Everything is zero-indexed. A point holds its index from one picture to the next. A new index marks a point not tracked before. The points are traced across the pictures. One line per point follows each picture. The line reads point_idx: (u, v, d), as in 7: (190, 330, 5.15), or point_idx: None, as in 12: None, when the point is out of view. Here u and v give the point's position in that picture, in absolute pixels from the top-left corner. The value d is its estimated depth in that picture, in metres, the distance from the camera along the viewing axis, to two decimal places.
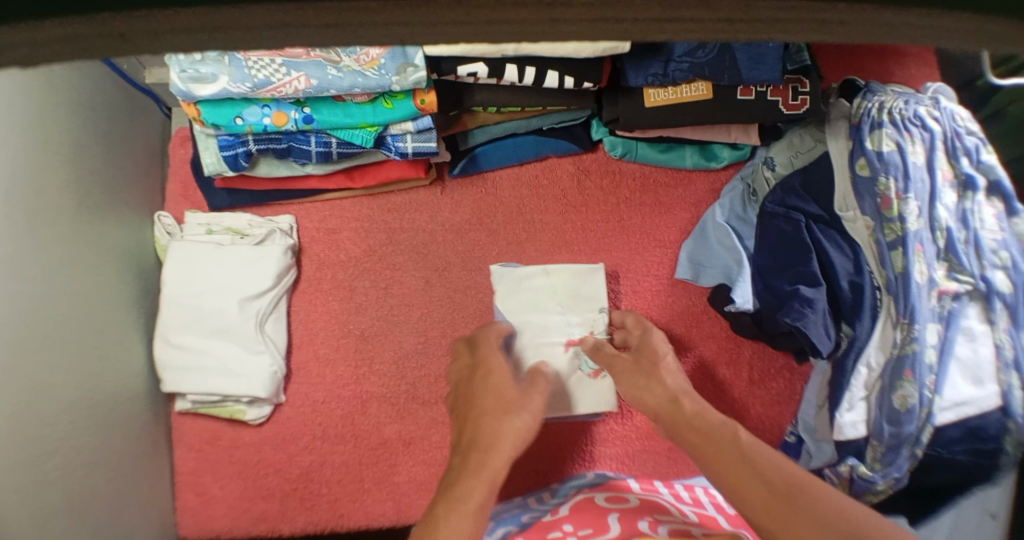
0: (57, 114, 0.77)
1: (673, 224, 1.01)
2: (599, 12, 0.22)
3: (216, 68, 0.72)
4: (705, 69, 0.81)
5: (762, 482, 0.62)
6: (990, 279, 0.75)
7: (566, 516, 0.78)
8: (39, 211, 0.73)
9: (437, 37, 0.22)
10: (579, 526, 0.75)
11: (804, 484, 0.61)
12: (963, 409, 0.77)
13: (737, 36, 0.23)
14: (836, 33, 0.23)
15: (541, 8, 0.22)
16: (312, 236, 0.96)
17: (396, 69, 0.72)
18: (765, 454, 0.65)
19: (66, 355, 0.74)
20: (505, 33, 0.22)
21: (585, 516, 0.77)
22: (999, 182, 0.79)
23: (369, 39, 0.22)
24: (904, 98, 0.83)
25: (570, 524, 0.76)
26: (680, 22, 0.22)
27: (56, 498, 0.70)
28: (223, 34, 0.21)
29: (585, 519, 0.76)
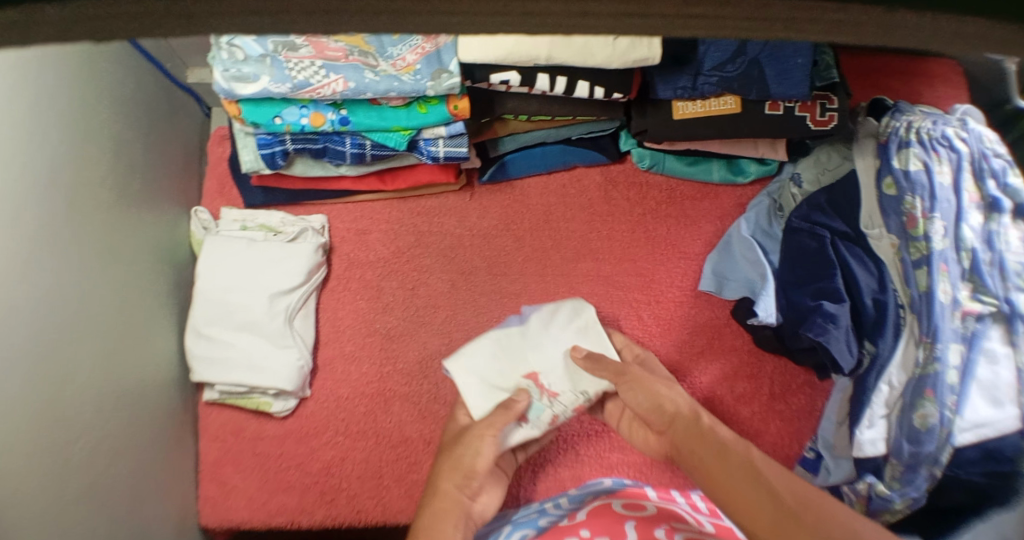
0: (100, 107, 0.80)
1: (698, 236, 1.02)
2: (624, 7, 0.23)
3: (257, 70, 0.75)
4: (733, 83, 0.83)
5: (767, 493, 0.63)
6: (1015, 301, 0.74)
7: (584, 522, 0.78)
8: (77, 199, 0.75)
9: (477, 26, 0.24)
10: (596, 532, 0.75)
11: (805, 500, 0.62)
12: (983, 431, 0.75)
13: (755, 34, 0.24)
14: (849, 33, 0.24)
15: (571, 3, 0.23)
16: (342, 236, 0.98)
17: (431, 75, 0.75)
18: (765, 468, 0.67)
19: (95, 338, 0.76)
20: (540, 25, 0.24)
21: (602, 522, 0.77)
22: None
23: (411, 26, 0.23)
24: (933, 118, 0.82)
25: (587, 530, 0.76)
26: (706, 20, 0.23)
27: (81, 478, 0.71)
28: (281, 20, 0.23)
29: (601, 525, 0.76)
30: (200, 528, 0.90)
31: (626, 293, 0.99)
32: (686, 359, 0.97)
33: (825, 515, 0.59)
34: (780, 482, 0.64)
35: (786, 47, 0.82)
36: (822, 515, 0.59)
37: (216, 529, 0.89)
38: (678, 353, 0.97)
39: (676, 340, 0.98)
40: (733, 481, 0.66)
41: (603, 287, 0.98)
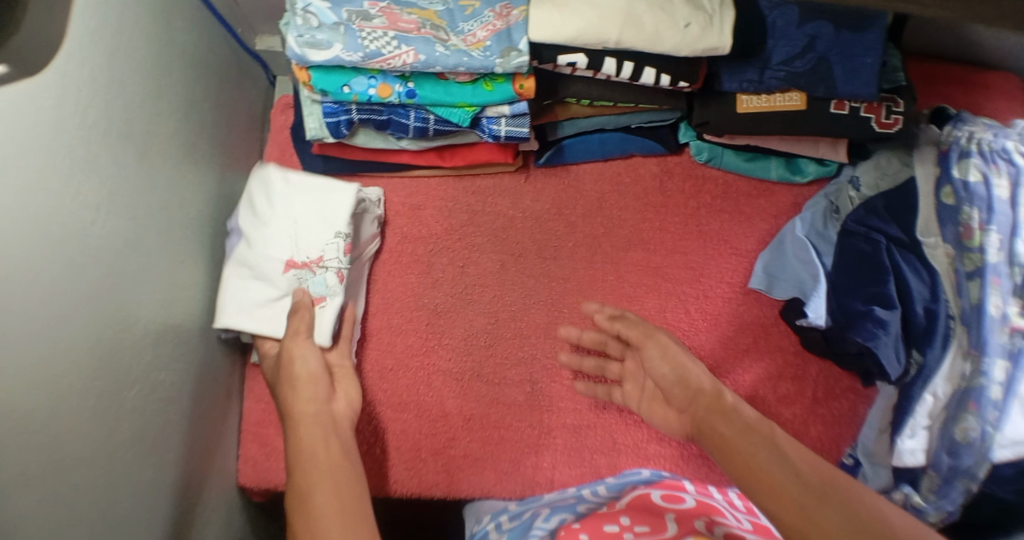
0: (174, 66, 0.82)
1: (750, 233, 1.01)
2: None
3: (331, 37, 0.76)
4: (801, 80, 0.82)
5: (790, 471, 0.63)
6: None
7: (622, 510, 0.79)
8: (147, 153, 0.77)
9: None
10: (635, 521, 0.75)
11: (828, 478, 0.62)
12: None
13: None
14: None
15: None
16: (396, 210, 0.99)
17: (501, 52, 0.76)
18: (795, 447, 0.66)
19: (152, 291, 0.78)
20: None
21: (642, 511, 0.77)
22: None
23: None
24: (995, 129, 0.80)
25: (627, 518, 0.76)
26: None
27: (130, 426, 0.73)
28: None
29: (641, 514, 0.77)
30: (239, 486, 0.91)
31: (674, 286, 0.98)
32: (731, 355, 0.96)
33: (847, 496, 0.59)
34: (803, 461, 0.64)
35: (855, 45, 0.82)
36: (844, 495, 0.60)
37: (255, 489, 0.91)
38: (724, 348, 0.97)
39: (722, 335, 0.97)
40: (755, 461, 0.66)
41: (651, 277, 0.98)
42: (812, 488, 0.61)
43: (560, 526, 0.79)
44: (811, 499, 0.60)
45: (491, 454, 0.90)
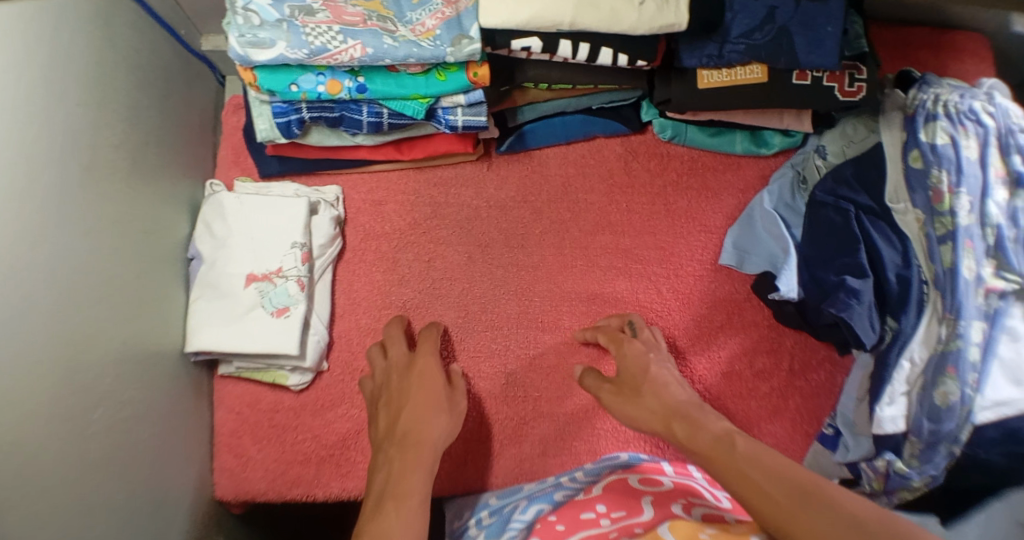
0: (115, 74, 0.79)
1: (719, 209, 1.00)
2: None
3: (274, 35, 0.72)
4: (761, 51, 0.80)
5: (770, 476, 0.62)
6: None
7: (598, 496, 0.78)
8: (93, 168, 0.74)
9: None
10: (611, 508, 0.75)
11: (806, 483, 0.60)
12: (1003, 409, 0.75)
13: None
14: None
15: None
16: (358, 207, 0.96)
17: (451, 41, 0.73)
18: (759, 458, 0.64)
19: (111, 310, 0.75)
20: None
21: (618, 495, 0.77)
22: None
23: None
24: (960, 91, 0.80)
25: (603, 505, 0.76)
26: None
27: (99, 450, 0.71)
28: None
29: (618, 500, 0.77)
30: (216, 499, 0.90)
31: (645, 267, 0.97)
32: (706, 333, 0.96)
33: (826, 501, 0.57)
34: (777, 470, 0.62)
35: (816, 14, 0.81)
36: (821, 496, 0.58)
37: (232, 501, 0.89)
38: (698, 326, 0.96)
39: (695, 314, 0.97)
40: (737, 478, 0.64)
41: (621, 260, 0.97)
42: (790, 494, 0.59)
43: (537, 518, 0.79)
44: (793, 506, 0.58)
45: (471, 449, 0.90)
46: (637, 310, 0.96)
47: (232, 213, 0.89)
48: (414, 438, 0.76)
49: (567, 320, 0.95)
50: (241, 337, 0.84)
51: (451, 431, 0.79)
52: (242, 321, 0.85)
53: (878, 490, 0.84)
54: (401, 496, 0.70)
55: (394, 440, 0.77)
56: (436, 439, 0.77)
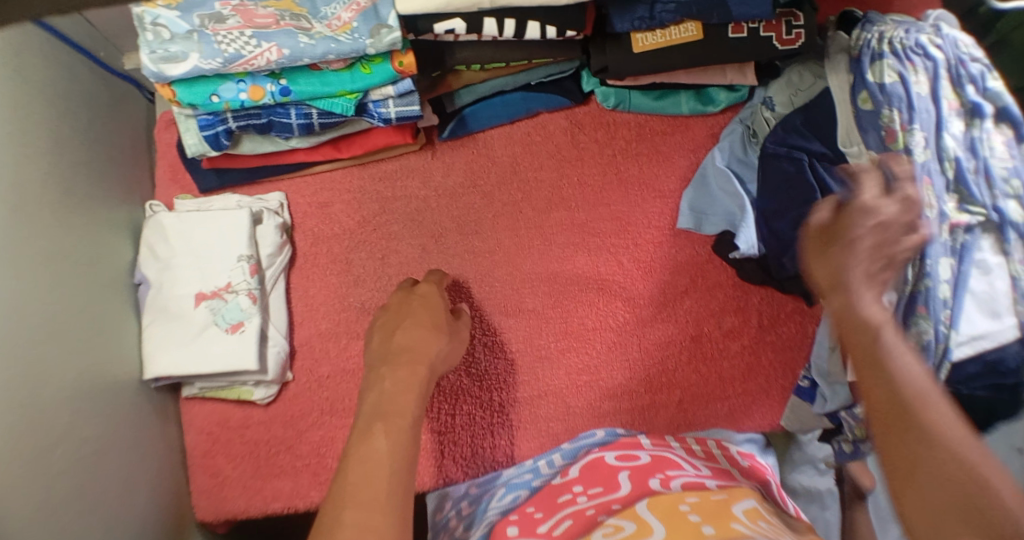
0: (31, 105, 0.76)
1: (672, 173, 0.98)
2: None
3: (186, 47, 0.70)
4: (692, 8, 0.78)
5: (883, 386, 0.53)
6: (1004, 209, 0.72)
7: (576, 478, 0.78)
8: (20, 205, 0.71)
9: None
10: (588, 486, 0.75)
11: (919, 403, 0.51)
12: (981, 343, 0.73)
13: None
14: None
15: None
16: (304, 211, 0.94)
17: (370, 32, 0.70)
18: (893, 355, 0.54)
19: (59, 347, 0.73)
20: None
21: (595, 474, 0.77)
22: (1007, 108, 0.76)
23: None
24: (905, 27, 0.79)
25: (580, 485, 0.76)
26: None
27: (63, 491, 0.70)
28: None
29: (593, 479, 0.76)
30: (197, 522, 0.89)
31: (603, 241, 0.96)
32: (671, 298, 0.95)
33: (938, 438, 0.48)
34: (901, 379, 0.52)
35: None
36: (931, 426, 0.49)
37: (213, 521, 0.88)
38: (663, 292, 0.95)
39: (659, 281, 0.95)
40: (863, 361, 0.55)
41: (579, 234, 0.96)
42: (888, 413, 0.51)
43: (514, 505, 0.78)
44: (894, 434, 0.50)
45: (446, 441, 0.90)
46: (599, 284, 0.95)
47: (173, 233, 0.87)
48: (418, 356, 0.73)
49: (529, 301, 0.94)
50: (199, 357, 0.83)
51: (450, 354, 0.79)
52: (197, 342, 0.84)
53: (862, 435, 0.83)
54: (405, 411, 0.66)
55: (388, 357, 0.73)
56: (434, 358, 0.74)
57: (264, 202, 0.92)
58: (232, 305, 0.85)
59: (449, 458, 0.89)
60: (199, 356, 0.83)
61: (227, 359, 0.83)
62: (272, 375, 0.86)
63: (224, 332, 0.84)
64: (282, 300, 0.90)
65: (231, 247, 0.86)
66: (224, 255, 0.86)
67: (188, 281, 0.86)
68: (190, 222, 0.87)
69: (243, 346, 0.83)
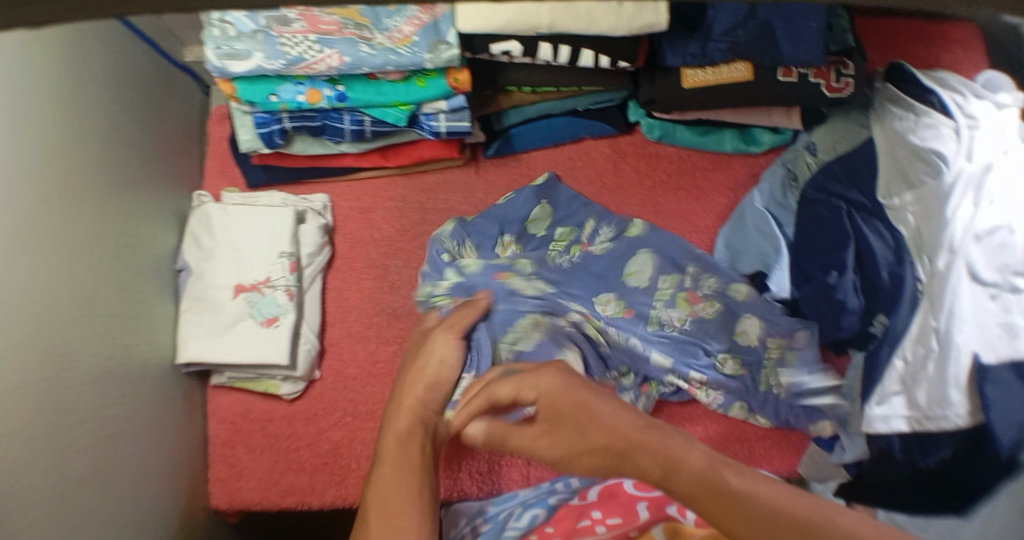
0: (91, 91, 0.79)
1: (710, 209, 0.99)
2: None
3: (250, 46, 0.72)
4: (744, 49, 0.80)
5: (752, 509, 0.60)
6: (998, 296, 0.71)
7: (595, 502, 0.79)
8: (71, 183, 0.74)
9: None
10: (607, 514, 0.76)
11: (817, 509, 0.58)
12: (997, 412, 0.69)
13: None
14: None
15: None
16: (346, 215, 0.96)
17: (429, 47, 0.73)
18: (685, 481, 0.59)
19: (96, 324, 0.76)
20: None
21: (615, 502, 0.77)
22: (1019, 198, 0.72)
23: None
24: (930, 122, 0.79)
25: (598, 511, 0.77)
26: None
27: (85, 464, 0.71)
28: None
29: (613, 505, 0.77)
30: (211, 509, 0.90)
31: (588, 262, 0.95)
32: None
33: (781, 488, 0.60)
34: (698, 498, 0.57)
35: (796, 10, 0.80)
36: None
37: (227, 510, 0.89)
38: None
39: None
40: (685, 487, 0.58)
41: None
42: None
43: (532, 526, 0.79)
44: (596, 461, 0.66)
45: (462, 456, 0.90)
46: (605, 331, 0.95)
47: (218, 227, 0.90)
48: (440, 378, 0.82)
49: None
50: (227, 346, 0.85)
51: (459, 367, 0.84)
52: (229, 332, 0.86)
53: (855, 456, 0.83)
54: (415, 433, 0.78)
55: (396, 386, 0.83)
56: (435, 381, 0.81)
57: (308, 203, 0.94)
58: (268, 301, 0.87)
59: (466, 471, 0.89)
60: (228, 345, 0.85)
61: (257, 350, 0.85)
62: (301, 373, 0.88)
63: (256, 324, 0.86)
64: (318, 300, 0.92)
65: (274, 244, 0.89)
66: (267, 251, 0.89)
67: (228, 274, 0.88)
68: (236, 217, 0.90)
69: (272, 339, 0.85)
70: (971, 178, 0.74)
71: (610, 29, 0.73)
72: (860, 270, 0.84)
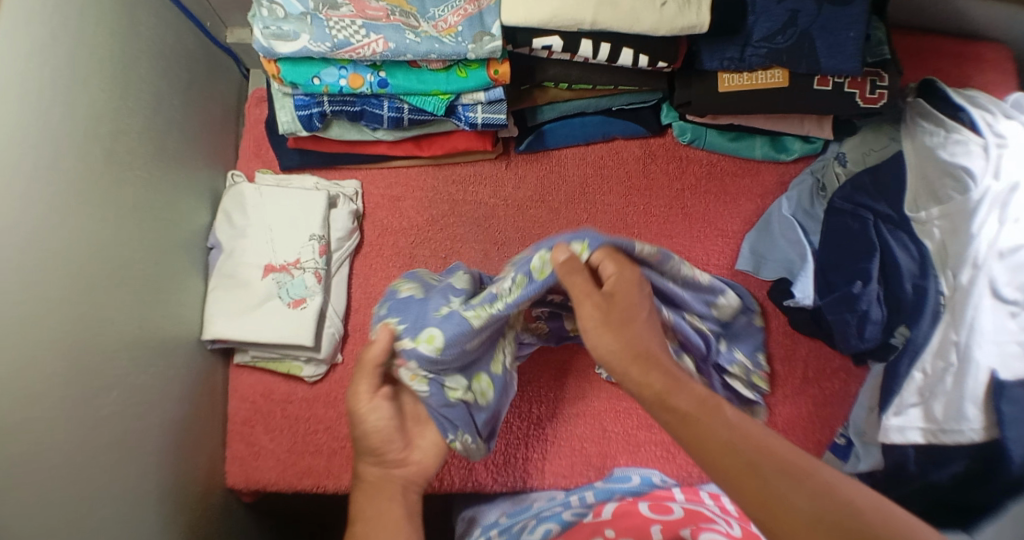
0: (139, 64, 0.80)
1: (737, 214, 1.00)
2: None
3: (298, 27, 0.73)
4: (782, 56, 0.80)
5: (718, 454, 0.55)
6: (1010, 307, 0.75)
7: (608, 521, 0.76)
8: (115, 155, 0.75)
9: None
10: (619, 533, 0.72)
11: (793, 464, 0.52)
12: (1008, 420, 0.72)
13: None
14: None
15: None
16: (376, 203, 0.97)
17: (473, 37, 0.73)
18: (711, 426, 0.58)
19: (130, 295, 0.77)
20: None
21: (627, 523, 0.74)
22: None
23: None
24: (958, 138, 0.80)
25: (611, 530, 0.73)
26: None
27: (111, 432, 0.72)
28: None
29: (626, 528, 0.73)
30: (227, 487, 0.90)
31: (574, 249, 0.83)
32: None
33: (751, 438, 0.55)
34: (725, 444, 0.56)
35: (839, 19, 0.80)
36: (806, 475, 0.51)
37: (242, 489, 0.90)
38: None
39: None
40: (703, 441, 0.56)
41: None
42: (746, 469, 0.53)
43: None
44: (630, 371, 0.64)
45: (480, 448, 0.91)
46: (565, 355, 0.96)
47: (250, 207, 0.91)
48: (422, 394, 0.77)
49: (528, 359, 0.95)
50: (255, 324, 0.86)
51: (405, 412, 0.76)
52: (258, 310, 0.87)
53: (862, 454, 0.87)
54: (378, 453, 0.72)
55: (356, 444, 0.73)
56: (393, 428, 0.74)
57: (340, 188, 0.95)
58: (297, 283, 0.88)
59: (484, 464, 0.90)
60: (255, 323, 0.86)
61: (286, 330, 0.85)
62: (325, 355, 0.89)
63: (283, 302, 0.87)
64: (345, 285, 0.93)
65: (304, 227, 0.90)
66: (297, 233, 0.90)
67: (257, 254, 0.89)
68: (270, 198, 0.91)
69: (300, 320, 0.86)
70: (998, 197, 0.76)
71: (651, 30, 0.74)
72: (883, 283, 0.84)
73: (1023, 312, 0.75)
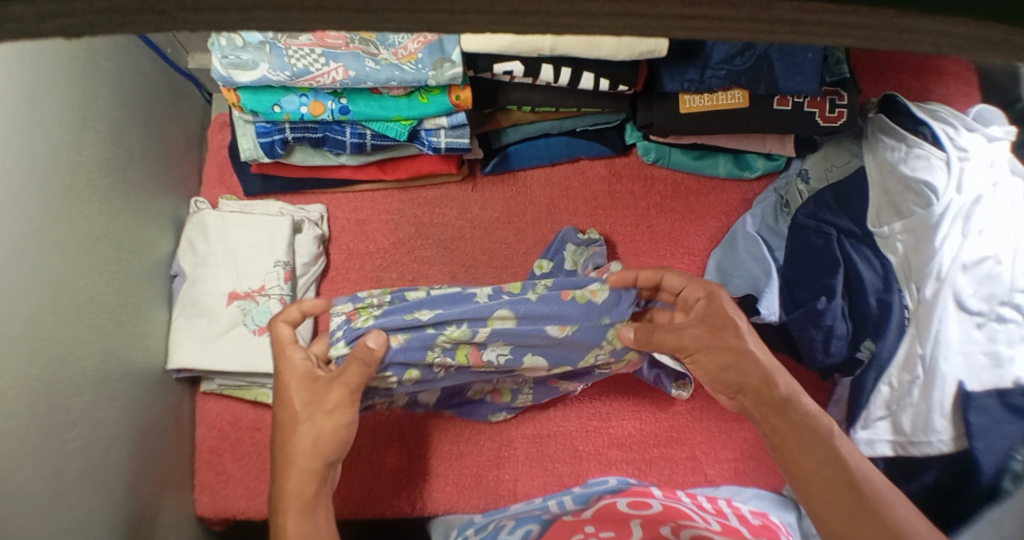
0: (98, 92, 0.80)
1: (702, 232, 1.01)
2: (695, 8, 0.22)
3: (257, 56, 0.73)
4: (741, 77, 0.81)
5: (823, 472, 0.62)
6: (985, 319, 0.77)
7: (589, 520, 0.75)
8: (74, 185, 0.75)
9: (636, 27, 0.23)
10: (600, 529, 0.72)
11: (884, 493, 0.59)
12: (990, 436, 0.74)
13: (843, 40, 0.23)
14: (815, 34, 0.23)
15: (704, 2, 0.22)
16: (342, 226, 0.98)
17: (433, 65, 0.73)
18: (811, 428, 0.64)
19: (92, 326, 0.76)
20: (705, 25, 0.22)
21: (607, 520, 0.74)
22: (1000, 225, 0.77)
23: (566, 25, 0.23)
24: (916, 153, 0.80)
25: (592, 526, 0.73)
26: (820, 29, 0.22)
27: (75, 466, 0.71)
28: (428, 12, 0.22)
29: (606, 523, 0.73)
30: (196, 517, 0.89)
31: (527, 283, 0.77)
32: (662, 402, 0.95)
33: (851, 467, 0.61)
34: (835, 458, 0.62)
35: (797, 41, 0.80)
36: (893, 510, 0.58)
37: (212, 518, 0.89)
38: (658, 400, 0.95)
39: None
40: (796, 450, 0.64)
41: None
42: (840, 487, 0.60)
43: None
44: (737, 379, 0.68)
45: (452, 470, 0.91)
46: (538, 431, 0.93)
47: (218, 233, 0.90)
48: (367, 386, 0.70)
49: (505, 467, 0.91)
50: (220, 351, 0.86)
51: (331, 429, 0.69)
52: (222, 339, 0.86)
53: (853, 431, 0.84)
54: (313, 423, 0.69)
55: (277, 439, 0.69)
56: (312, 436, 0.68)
57: (306, 211, 0.95)
58: (265, 309, 0.88)
59: (453, 486, 0.90)
60: (223, 353, 0.86)
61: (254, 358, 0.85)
62: None
63: (249, 329, 0.87)
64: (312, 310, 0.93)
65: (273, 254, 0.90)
66: (264, 259, 0.89)
67: (227, 281, 0.89)
68: (239, 224, 0.91)
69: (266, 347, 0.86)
70: (960, 208, 0.77)
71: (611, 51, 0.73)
72: (847, 298, 0.84)
73: (988, 322, 0.77)
